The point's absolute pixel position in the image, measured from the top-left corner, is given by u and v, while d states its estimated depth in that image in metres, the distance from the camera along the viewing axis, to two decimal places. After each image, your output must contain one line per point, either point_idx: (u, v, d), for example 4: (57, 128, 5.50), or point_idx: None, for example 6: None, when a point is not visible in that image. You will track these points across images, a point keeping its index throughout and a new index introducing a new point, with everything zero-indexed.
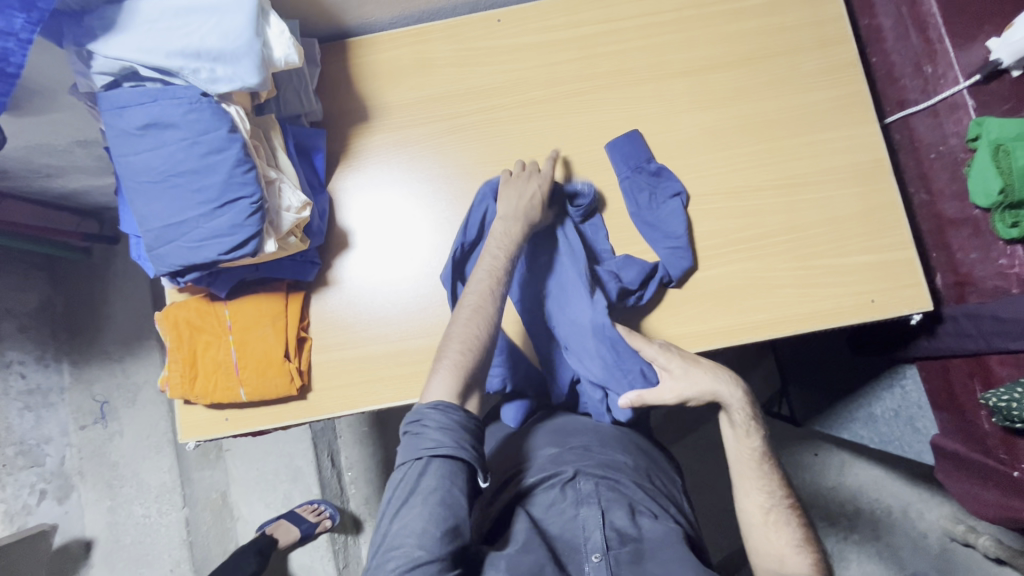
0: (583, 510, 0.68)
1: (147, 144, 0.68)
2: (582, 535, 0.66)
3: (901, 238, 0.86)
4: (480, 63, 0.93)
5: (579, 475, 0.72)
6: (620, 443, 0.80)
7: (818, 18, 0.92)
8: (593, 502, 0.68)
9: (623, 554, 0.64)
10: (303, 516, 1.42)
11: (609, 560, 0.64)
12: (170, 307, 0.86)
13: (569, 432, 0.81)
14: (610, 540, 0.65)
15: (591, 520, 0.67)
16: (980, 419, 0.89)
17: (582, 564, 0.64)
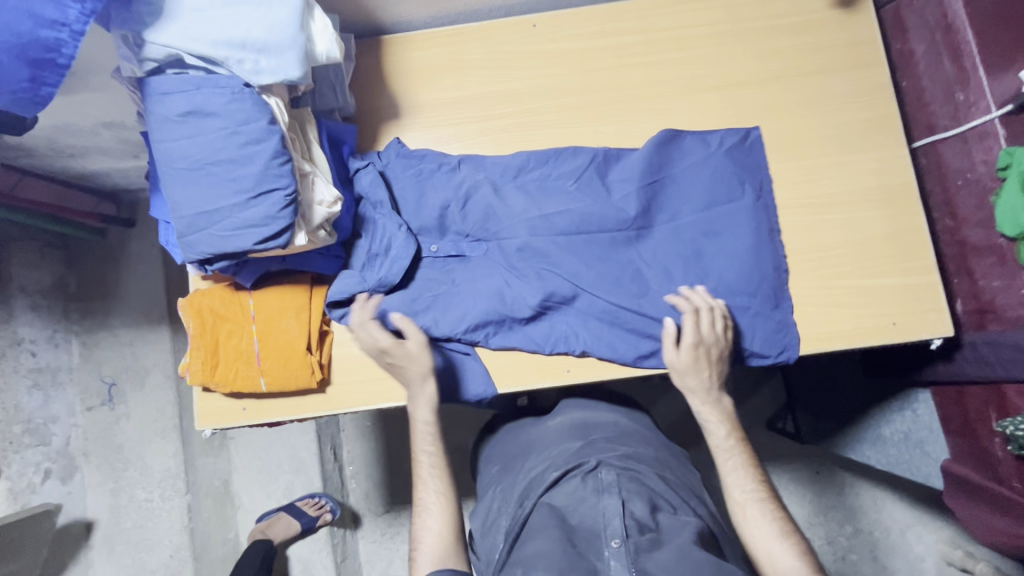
0: (603, 498, 0.68)
1: (187, 131, 0.69)
2: (602, 521, 0.66)
3: (925, 262, 0.87)
4: (514, 67, 0.94)
5: (601, 465, 0.73)
6: (640, 439, 0.82)
7: (850, 40, 0.92)
8: (614, 490, 0.69)
9: (643, 542, 0.64)
10: (303, 510, 1.41)
11: (629, 546, 0.63)
12: (194, 294, 0.86)
13: (589, 428, 0.84)
14: (629, 528, 0.65)
15: (612, 507, 0.67)
16: (994, 447, 0.89)
17: (602, 550, 0.64)
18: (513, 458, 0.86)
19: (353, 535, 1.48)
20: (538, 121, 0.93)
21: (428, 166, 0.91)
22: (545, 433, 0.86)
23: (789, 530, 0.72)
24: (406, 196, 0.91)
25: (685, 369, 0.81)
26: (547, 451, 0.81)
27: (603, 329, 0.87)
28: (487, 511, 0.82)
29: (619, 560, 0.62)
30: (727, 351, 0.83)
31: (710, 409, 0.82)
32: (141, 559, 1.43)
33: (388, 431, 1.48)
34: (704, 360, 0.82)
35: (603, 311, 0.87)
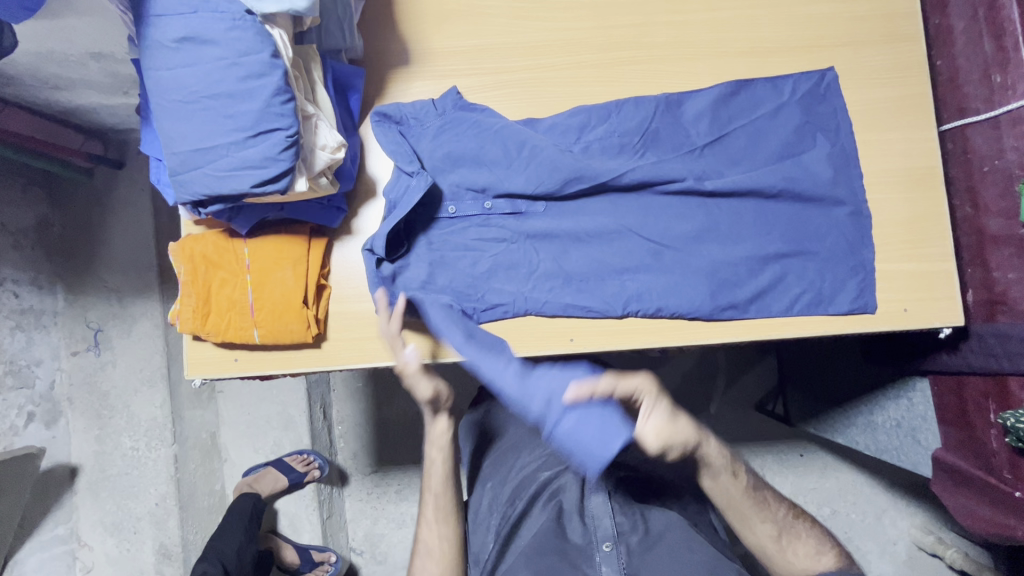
0: (592, 499, 0.77)
1: (182, 59, 0.64)
2: (594, 525, 0.75)
3: (942, 250, 0.85)
4: (534, 17, 0.88)
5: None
6: None
7: (889, 12, 0.88)
8: (602, 489, 0.78)
9: (631, 540, 0.74)
10: (291, 466, 1.41)
11: (619, 548, 0.73)
12: (187, 239, 0.82)
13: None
14: (619, 531, 0.74)
15: (601, 508, 0.76)
16: (989, 437, 0.89)
17: (595, 555, 0.73)
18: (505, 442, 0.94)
19: (339, 493, 1.48)
20: (556, 77, 0.88)
21: (440, 125, 0.86)
22: (525, 426, 0.93)
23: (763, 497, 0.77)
24: (427, 156, 0.86)
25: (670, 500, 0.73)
26: (539, 446, 0.88)
27: (618, 294, 0.84)
28: (479, 504, 0.89)
29: (611, 563, 0.72)
30: (820, 297, 0.84)
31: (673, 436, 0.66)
32: (127, 506, 1.42)
33: (378, 393, 1.47)
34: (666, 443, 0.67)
35: (619, 278, 0.85)
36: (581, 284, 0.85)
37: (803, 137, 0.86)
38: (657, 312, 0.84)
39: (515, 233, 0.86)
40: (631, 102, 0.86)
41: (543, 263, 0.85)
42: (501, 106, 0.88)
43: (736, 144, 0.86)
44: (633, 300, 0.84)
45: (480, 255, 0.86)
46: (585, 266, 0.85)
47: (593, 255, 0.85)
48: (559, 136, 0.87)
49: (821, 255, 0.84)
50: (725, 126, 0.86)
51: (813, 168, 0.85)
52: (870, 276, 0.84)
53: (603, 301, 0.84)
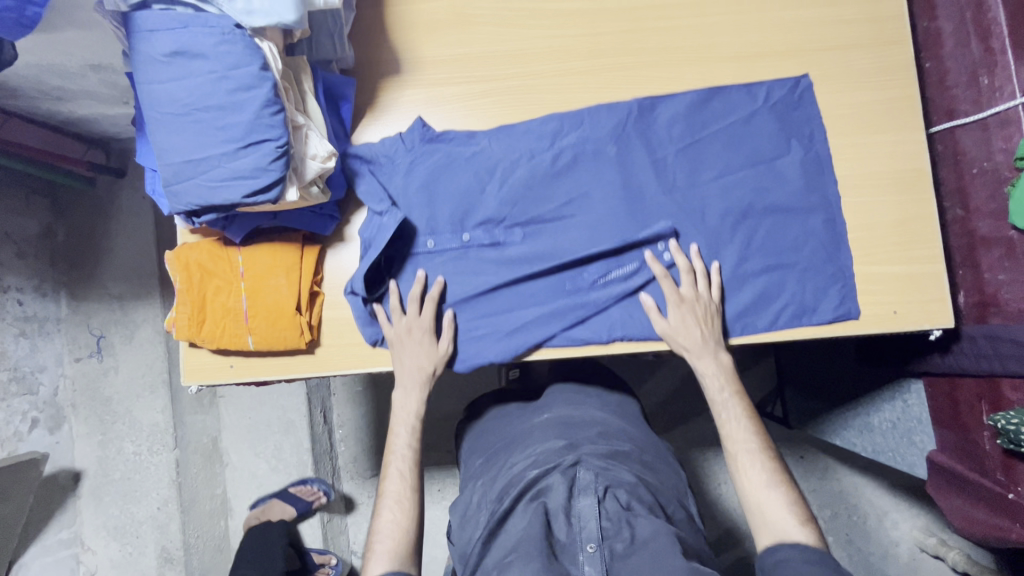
0: (580, 500, 0.74)
1: (174, 72, 0.65)
2: (578, 526, 0.72)
3: (932, 252, 0.85)
4: (523, 25, 0.89)
5: (581, 463, 0.79)
6: (622, 434, 0.89)
7: (876, 16, 0.88)
8: (590, 490, 0.75)
9: (616, 544, 0.71)
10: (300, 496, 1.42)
11: (603, 551, 0.70)
12: (182, 248, 0.84)
13: (576, 424, 0.89)
14: (603, 531, 0.72)
15: (588, 510, 0.73)
16: (983, 440, 0.89)
17: (578, 554, 0.70)
18: (499, 434, 0.95)
19: (340, 496, 1.49)
20: (546, 84, 0.89)
21: (412, 158, 0.87)
22: (521, 427, 0.92)
23: (778, 479, 0.74)
24: (403, 190, 0.87)
25: (675, 330, 0.82)
26: (531, 447, 0.86)
27: (601, 323, 0.85)
28: (468, 503, 0.87)
29: (593, 565, 0.69)
30: (803, 313, 0.84)
31: (709, 363, 0.81)
32: (129, 511, 1.44)
33: (378, 397, 1.48)
34: (694, 318, 0.82)
35: (599, 307, 0.85)
36: (561, 315, 0.86)
37: (780, 146, 0.86)
38: (641, 338, 0.85)
39: (494, 266, 0.87)
40: (601, 110, 0.88)
41: (521, 296, 0.87)
42: (478, 118, 0.89)
43: (709, 149, 0.87)
44: (617, 327, 0.85)
45: (459, 290, 0.87)
46: (564, 302, 0.86)
47: (570, 284, 0.87)
48: (530, 147, 0.87)
49: (799, 267, 0.85)
50: (698, 133, 0.87)
51: (801, 172, 0.86)
52: (851, 283, 0.84)
53: (589, 330, 0.85)
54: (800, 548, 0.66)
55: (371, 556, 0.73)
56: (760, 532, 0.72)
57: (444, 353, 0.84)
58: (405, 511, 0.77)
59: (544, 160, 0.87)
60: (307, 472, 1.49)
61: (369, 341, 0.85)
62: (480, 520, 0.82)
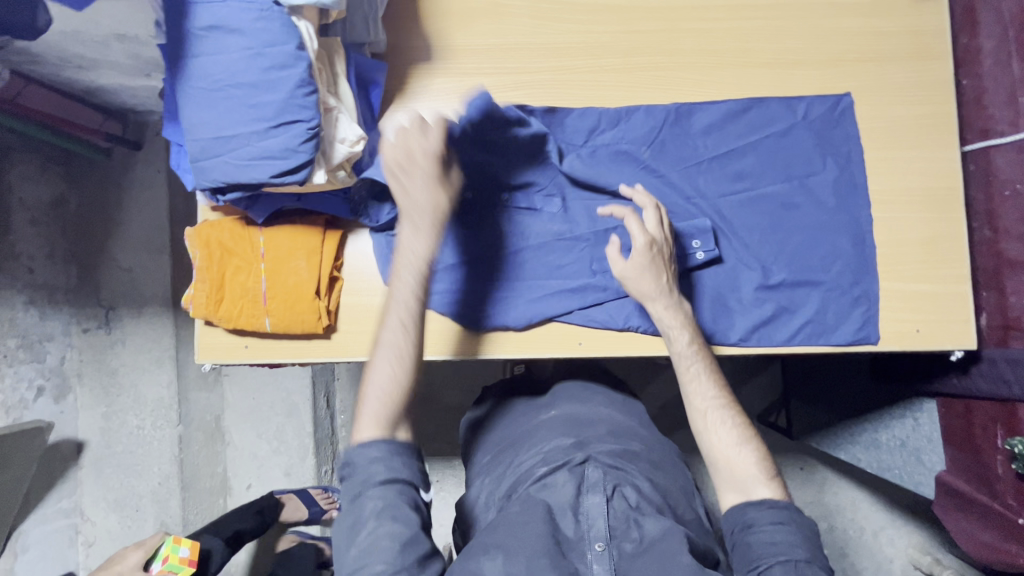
0: (588, 496, 0.73)
1: (208, 47, 0.64)
2: (586, 523, 0.71)
3: (958, 272, 0.84)
4: (558, 19, 0.88)
5: (589, 462, 0.78)
6: (629, 434, 0.88)
7: (915, 30, 0.87)
8: (599, 487, 0.74)
9: (625, 544, 0.69)
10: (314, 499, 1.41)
11: (612, 551, 0.68)
12: (203, 225, 0.83)
13: (582, 423, 0.88)
14: (612, 530, 0.70)
15: (596, 507, 0.72)
16: (995, 463, 0.89)
17: (586, 552, 0.68)
18: (504, 433, 0.94)
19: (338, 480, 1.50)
20: (577, 80, 0.88)
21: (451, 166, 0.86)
22: (528, 426, 0.91)
23: (747, 436, 0.73)
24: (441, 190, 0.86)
25: (637, 274, 0.77)
26: (539, 446, 0.85)
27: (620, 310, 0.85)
28: (474, 504, 0.86)
29: (602, 564, 0.67)
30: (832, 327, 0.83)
31: (673, 313, 0.77)
32: (130, 484, 1.44)
33: None
34: (656, 264, 0.77)
35: (620, 293, 0.85)
36: (580, 293, 0.85)
37: (813, 161, 0.86)
38: (659, 330, 0.84)
39: (524, 249, 0.87)
40: (641, 111, 0.87)
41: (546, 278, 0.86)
42: (506, 111, 0.88)
43: (749, 161, 0.87)
44: (634, 315, 0.84)
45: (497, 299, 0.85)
46: (587, 277, 0.86)
47: (595, 265, 0.86)
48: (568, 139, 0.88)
49: (830, 285, 0.84)
50: (736, 144, 0.87)
51: (816, 193, 0.86)
52: (875, 308, 0.83)
53: (606, 313, 0.85)
54: (771, 512, 0.67)
55: (361, 413, 0.67)
56: (720, 485, 0.72)
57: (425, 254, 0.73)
58: (397, 363, 0.69)
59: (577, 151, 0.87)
60: (308, 456, 1.49)
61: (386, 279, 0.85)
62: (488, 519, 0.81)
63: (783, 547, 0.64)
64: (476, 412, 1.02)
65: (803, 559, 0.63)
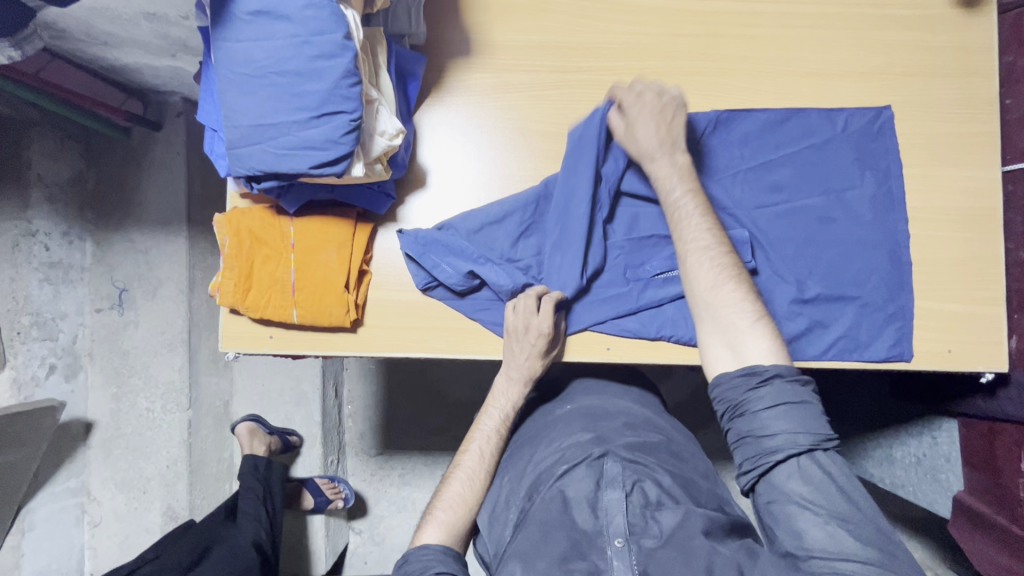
0: (607, 492, 0.72)
1: (253, 32, 0.63)
2: (605, 519, 0.70)
3: (993, 294, 0.83)
4: (600, 19, 0.86)
5: (608, 455, 0.76)
6: (648, 426, 0.85)
7: (962, 46, 0.86)
8: (618, 483, 0.72)
9: (645, 540, 0.68)
10: (320, 489, 1.41)
11: (632, 547, 0.68)
12: (233, 212, 0.82)
13: (599, 416, 0.86)
14: (631, 526, 0.69)
15: (615, 503, 0.70)
16: (1018, 487, 0.87)
17: (606, 548, 0.68)
18: (521, 428, 0.93)
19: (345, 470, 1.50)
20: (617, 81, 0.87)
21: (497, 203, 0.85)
22: (547, 422, 0.89)
23: (746, 292, 0.72)
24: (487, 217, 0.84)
25: (638, 119, 0.79)
26: (558, 441, 0.83)
27: (651, 320, 0.84)
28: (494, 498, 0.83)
29: (622, 559, 0.67)
30: (865, 343, 0.82)
31: (665, 165, 0.78)
32: (138, 466, 1.44)
33: (392, 377, 1.48)
34: (654, 115, 0.79)
35: (653, 302, 0.84)
36: (614, 301, 0.84)
37: (852, 174, 0.85)
38: (690, 341, 0.83)
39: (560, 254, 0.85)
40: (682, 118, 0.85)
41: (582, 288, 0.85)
42: (542, 113, 0.87)
43: (784, 171, 0.86)
44: (667, 325, 0.83)
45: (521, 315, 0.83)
46: (621, 288, 0.85)
47: (629, 273, 0.85)
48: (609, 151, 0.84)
49: (859, 303, 0.83)
50: (773, 152, 0.86)
51: (854, 209, 0.84)
52: (907, 325, 0.83)
53: (638, 321, 0.84)
54: (776, 394, 0.65)
55: (430, 519, 0.79)
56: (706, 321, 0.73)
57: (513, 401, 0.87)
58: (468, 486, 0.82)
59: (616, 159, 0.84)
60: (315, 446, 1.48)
61: (420, 285, 0.83)
62: (508, 517, 0.79)
63: (785, 438, 0.63)
64: None
65: (807, 448, 0.63)
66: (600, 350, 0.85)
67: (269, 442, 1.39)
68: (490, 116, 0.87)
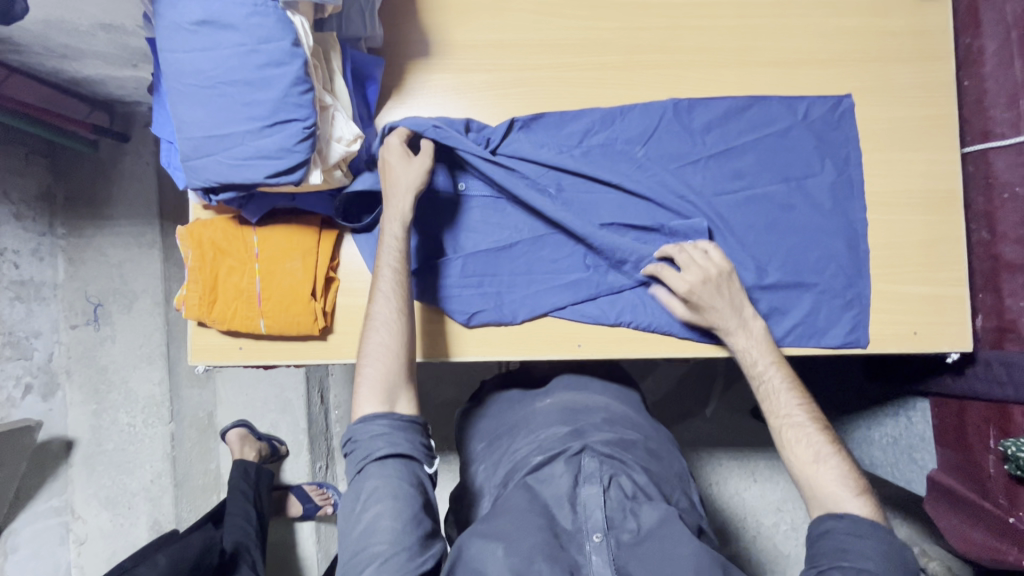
0: (585, 487, 0.72)
1: (199, 42, 0.62)
2: (584, 514, 0.69)
3: (957, 275, 0.84)
4: (559, 14, 0.86)
5: (585, 451, 0.76)
6: (627, 422, 0.86)
7: (918, 31, 0.87)
8: (596, 478, 0.72)
9: (623, 534, 0.68)
10: (308, 495, 1.41)
11: (610, 541, 0.67)
12: (195, 224, 0.81)
13: (578, 410, 0.86)
14: (610, 521, 0.69)
15: (593, 498, 0.70)
16: (987, 462, 0.89)
17: (584, 543, 0.67)
18: (495, 416, 0.94)
19: (336, 473, 1.51)
20: (578, 77, 0.86)
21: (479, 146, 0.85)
22: (523, 415, 0.90)
23: (825, 451, 0.71)
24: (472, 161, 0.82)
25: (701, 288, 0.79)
26: (535, 434, 0.83)
27: (611, 306, 0.85)
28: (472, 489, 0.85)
29: (601, 554, 0.66)
30: (830, 324, 0.83)
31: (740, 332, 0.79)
32: (121, 481, 1.42)
33: None
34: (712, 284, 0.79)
35: (614, 289, 0.85)
36: (574, 288, 0.85)
37: (813, 164, 0.86)
38: (651, 327, 0.84)
39: (518, 226, 0.87)
40: (636, 110, 0.86)
41: (540, 265, 0.86)
42: (502, 111, 0.86)
43: (743, 159, 0.86)
44: (627, 311, 0.84)
45: (477, 301, 0.85)
46: (582, 274, 0.86)
47: (589, 259, 0.86)
48: (560, 139, 0.86)
49: (820, 290, 0.84)
50: (733, 140, 0.86)
51: (813, 195, 0.86)
52: (865, 310, 0.84)
53: (598, 308, 0.85)
54: (848, 521, 0.65)
55: (361, 386, 0.70)
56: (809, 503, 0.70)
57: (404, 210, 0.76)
58: (397, 338, 0.73)
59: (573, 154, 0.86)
60: (302, 452, 1.48)
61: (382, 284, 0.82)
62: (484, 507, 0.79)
63: (836, 555, 0.63)
64: (468, 403, 1.00)
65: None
66: (568, 343, 0.85)
67: (259, 448, 1.39)
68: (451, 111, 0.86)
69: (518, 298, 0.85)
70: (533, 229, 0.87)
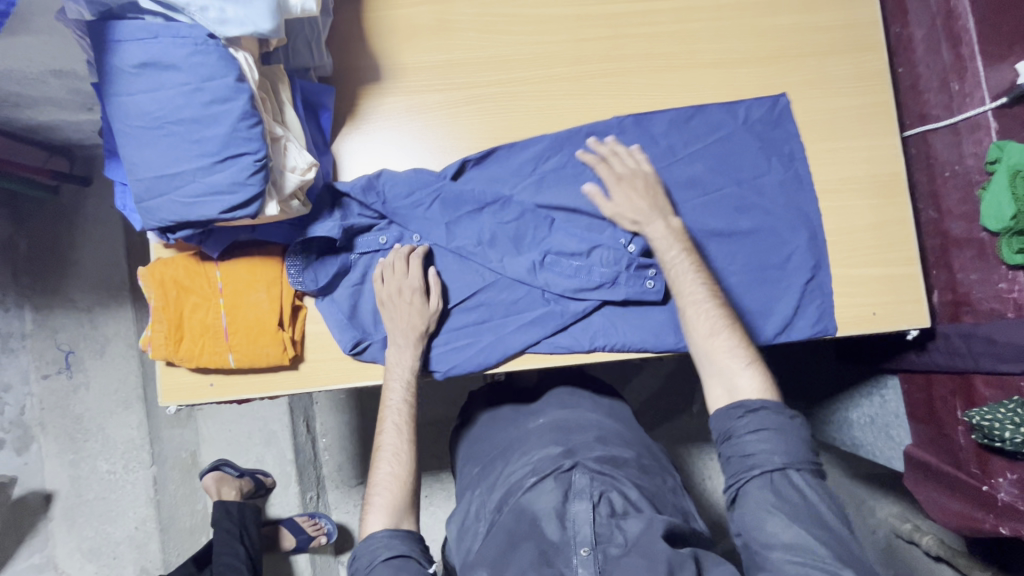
0: (574, 504, 0.71)
1: (143, 84, 0.63)
2: (572, 530, 0.69)
3: (908, 254, 0.87)
4: (505, 31, 0.88)
5: (577, 468, 0.77)
6: (619, 439, 0.86)
7: (851, 23, 0.90)
8: (586, 494, 0.72)
9: (610, 548, 0.68)
10: (302, 527, 1.38)
11: (597, 556, 0.67)
12: (155, 264, 0.81)
13: (571, 428, 0.87)
14: (598, 536, 0.68)
15: (583, 514, 0.70)
16: (957, 434, 0.91)
17: (571, 558, 0.67)
18: (484, 436, 0.95)
19: (326, 505, 1.46)
20: (528, 91, 0.88)
21: (430, 190, 0.85)
22: (515, 436, 0.89)
23: None
24: (420, 219, 0.86)
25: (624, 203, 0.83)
26: (528, 455, 0.83)
27: (586, 330, 0.86)
28: (466, 511, 0.85)
29: (586, 568, 0.66)
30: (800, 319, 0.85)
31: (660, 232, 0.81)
32: (104, 531, 1.38)
33: (364, 404, 1.45)
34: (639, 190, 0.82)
35: (581, 315, 0.86)
36: (540, 324, 0.85)
37: (762, 162, 0.88)
38: (626, 345, 0.85)
39: (479, 269, 0.88)
40: (580, 132, 0.88)
41: (505, 301, 0.87)
42: (455, 130, 0.88)
43: (695, 160, 0.89)
44: (599, 335, 0.85)
45: (452, 354, 0.86)
46: (542, 305, 0.87)
47: (547, 293, 0.87)
48: (512, 171, 0.88)
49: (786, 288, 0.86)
50: (683, 141, 0.89)
51: (763, 189, 0.88)
52: (829, 301, 0.86)
53: (571, 337, 0.86)
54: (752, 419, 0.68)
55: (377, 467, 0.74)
56: None
57: (434, 311, 0.83)
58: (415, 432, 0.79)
59: (526, 183, 0.88)
60: (291, 484, 1.46)
61: (347, 347, 0.83)
62: (478, 531, 0.80)
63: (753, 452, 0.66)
64: (459, 422, 1.01)
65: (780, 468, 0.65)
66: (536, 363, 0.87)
67: (239, 486, 1.35)
68: (411, 135, 0.88)
69: (491, 340, 0.86)
70: (494, 260, 0.87)
